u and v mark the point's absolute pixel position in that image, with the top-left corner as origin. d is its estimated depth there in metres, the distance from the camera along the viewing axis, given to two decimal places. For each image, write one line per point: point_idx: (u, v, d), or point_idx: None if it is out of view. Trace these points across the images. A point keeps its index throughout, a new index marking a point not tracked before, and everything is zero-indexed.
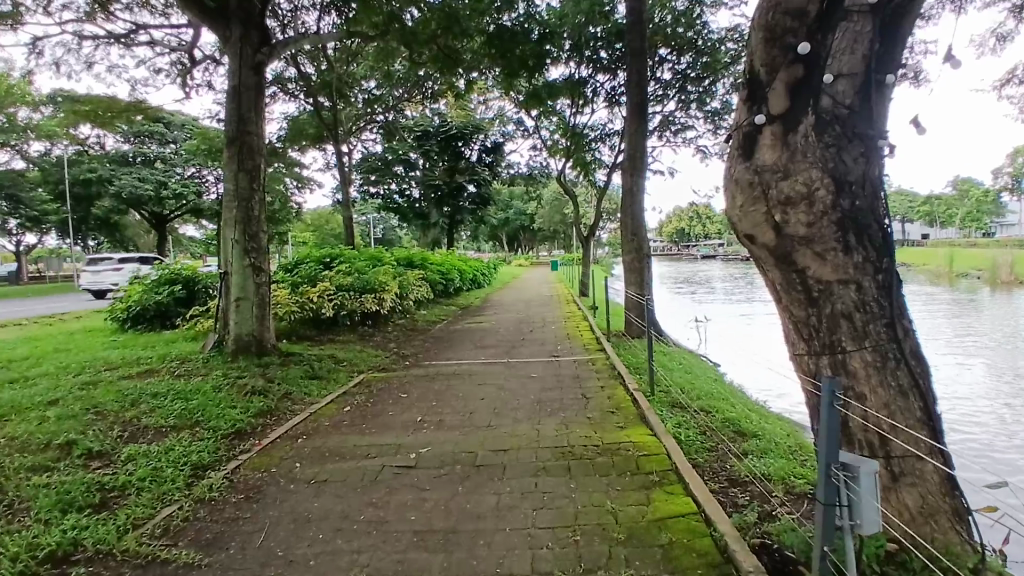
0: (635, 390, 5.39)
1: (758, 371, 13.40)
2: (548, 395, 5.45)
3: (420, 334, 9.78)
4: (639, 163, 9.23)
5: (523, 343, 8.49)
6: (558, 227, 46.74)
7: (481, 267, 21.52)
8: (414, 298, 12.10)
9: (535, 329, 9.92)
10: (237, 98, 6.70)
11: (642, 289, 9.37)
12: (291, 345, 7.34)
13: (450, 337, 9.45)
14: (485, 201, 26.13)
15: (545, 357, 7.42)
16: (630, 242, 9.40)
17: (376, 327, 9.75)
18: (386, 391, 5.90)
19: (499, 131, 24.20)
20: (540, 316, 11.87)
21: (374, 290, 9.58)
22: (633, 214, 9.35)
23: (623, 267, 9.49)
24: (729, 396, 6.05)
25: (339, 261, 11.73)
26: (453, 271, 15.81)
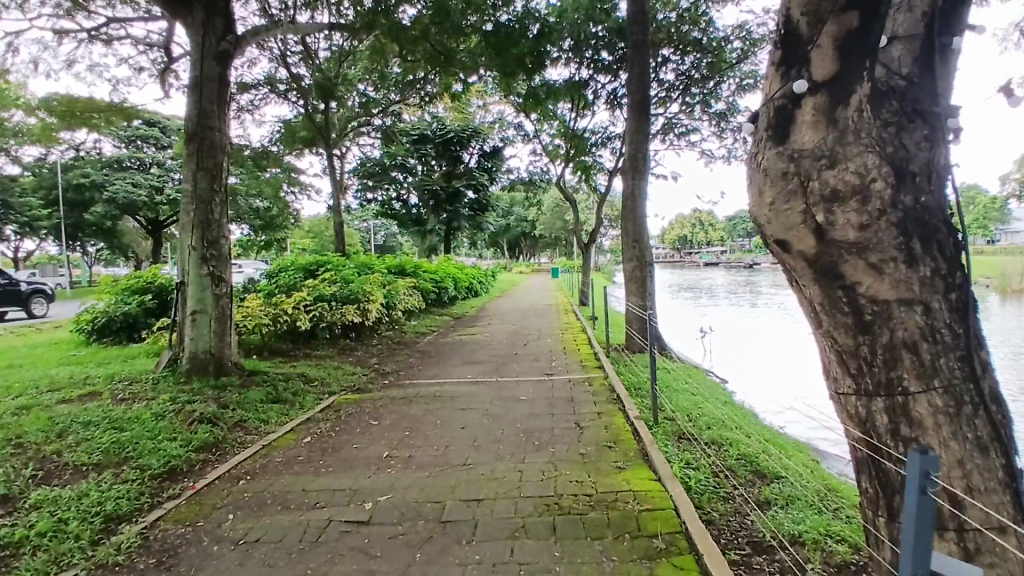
0: (637, 417, 4.71)
1: (767, 391, 12.67)
2: (536, 422, 4.77)
3: (406, 348, 9.11)
4: (642, 164, 8.60)
5: (515, 359, 7.80)
6: (559, 233, 46.12)
7: (479, 275, 20.88)
8: (404, 308, 11.44)
9: (530, 342, 9.24)
10: (199, 90, 6.08)
11: (644, 300, 8.70)
12: (257, 362, 6.67)
13: (438, 352, 8.77)
14: (483, 207, 25.51)
15: (537, 375, 6.74)
16: (631, 249, 8.74)
17: (359, 341, 9.09)
18: (355, 417, 5.23)
19: (498, 135, 23.65)
20: (537, 328, 11.16)
21: (358, 301, 8.93)
22: (635, 219, 8.69)
23: (623, 276, 8.83)
24: (742, 423, 5.37)
25: (323, 270, 11.07)
26: (448, 279, 15.15)
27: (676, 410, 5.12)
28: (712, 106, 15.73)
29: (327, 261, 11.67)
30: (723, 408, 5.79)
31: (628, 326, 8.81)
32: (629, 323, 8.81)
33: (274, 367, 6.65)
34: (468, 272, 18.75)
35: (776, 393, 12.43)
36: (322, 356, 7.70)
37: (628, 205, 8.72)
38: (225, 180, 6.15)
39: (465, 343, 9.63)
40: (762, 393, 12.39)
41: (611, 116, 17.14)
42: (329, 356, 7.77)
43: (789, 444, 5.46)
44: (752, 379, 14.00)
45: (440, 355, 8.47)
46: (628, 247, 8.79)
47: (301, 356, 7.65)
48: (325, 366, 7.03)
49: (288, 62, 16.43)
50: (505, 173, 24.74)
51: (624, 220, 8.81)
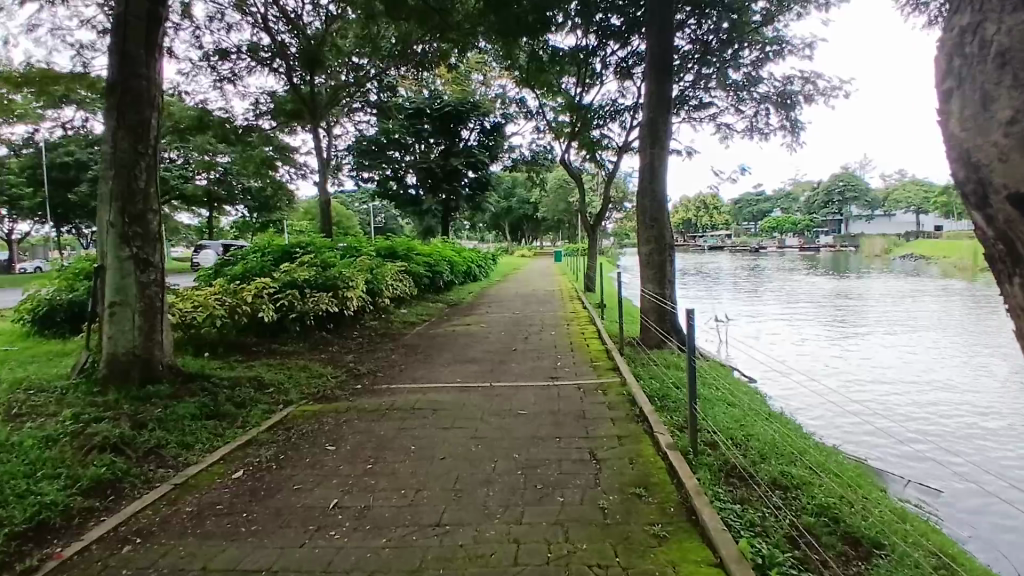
0: (671, 446, 3.59)
1: (788, 394, 11.61)
2: (538, 450, 3.66)
3: (392, 341, 8.01)
4: (662, 131, 7.36)
5: (514, 356, 6.69)
6: (562, 215, 44.84)
7: (478, 259, 19.76)
8: (392, 295, 10.34)
9: (534, 336, 8.12)
10: (121, 27, 4.89)
11: (663, 288, 7.56)
12: (202, 364, 5.57)
13: (427, 346, 7.66)
14: (483, 187, 24.26)
15: (541, 379, 5.63)
16: (647, 231, 7.54)
17: (338, 333, 7.99)
18: (309, 437, 4.14)
19: (500, 112, 22.37)
20: (539, 317, 10.04)
21: (337, 287, 7.81)
22: (652, 195, 7.46)
23: (638, 261, 7.67)
24: (796, 445, 4.29)
25: (304, 253, 9.93)
26: (444, 264, 14.02)
27: (719, 430, 4.03)
28: (731, 76, 14.43)
29: (309, 242, 10.54)
30: (770, 423, 4.71)
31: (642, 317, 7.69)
32: (643, 314, 7.71)
33: (221, 371, 5.54)
34: (466, 255, 17.62)
35: (798, 397, 11.38)
36: (289, 353, 6.61)
37: (645, 178, 7.48)
38: (155, 141, 5.03)
39: (458, 334, 8.55)
40: (783, 396, 11.33)
41: (620, 88, 15.86)
42: (297, 353, 6.67)
43: (854, 473, 4.39)
44: (773, 376, 12.92)
45: (429, 349, 7.37)
46: (644, 227, 7.59)
47: (265, 354, 6.56)
48: (288, 366, 5.93)
49: (271, 28, 15.16)
50: (507, 152, 23.46)
51: (640, 196, 7.59)
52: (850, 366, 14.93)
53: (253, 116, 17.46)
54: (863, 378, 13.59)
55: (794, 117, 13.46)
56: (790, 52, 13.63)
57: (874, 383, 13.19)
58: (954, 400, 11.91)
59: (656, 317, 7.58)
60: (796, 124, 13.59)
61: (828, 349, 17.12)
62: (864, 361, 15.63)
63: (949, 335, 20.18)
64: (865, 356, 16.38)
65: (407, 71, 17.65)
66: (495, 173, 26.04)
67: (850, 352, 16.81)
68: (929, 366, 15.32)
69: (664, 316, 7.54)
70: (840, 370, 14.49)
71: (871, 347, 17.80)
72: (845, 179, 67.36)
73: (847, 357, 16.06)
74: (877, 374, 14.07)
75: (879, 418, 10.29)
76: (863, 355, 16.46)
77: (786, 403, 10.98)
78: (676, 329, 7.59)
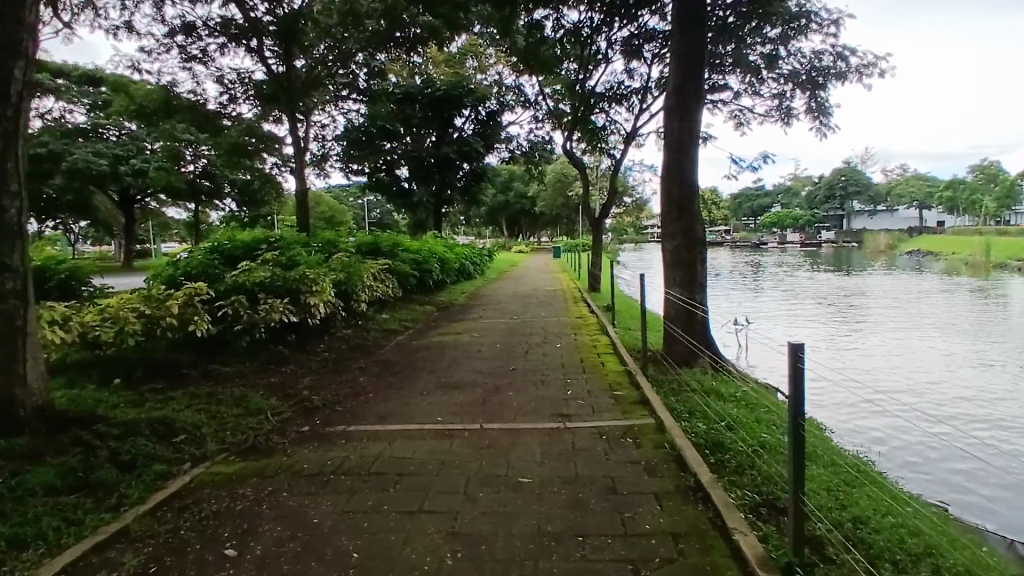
0: (764, 565, 2.27)
1: (820, 403, 10.29)
2: (551, 565, 2.32)
3: (366, 354, 6.67)
4: (692, 100, 5.99)
5: (512, 377, 5.35)
6: (561, 210, 43.45)
7: (473, 255, 18.39)
8: (371, 298, 9.00)
9: (536, 347, 6.77)
10: None
11: (692, 293, 6.20)
12: (99, 403, 4.28)
13: (406, 361, 6.30)
14: (478, 177, 22.81)
15: (549, 414, 4.26)
16: (674, 223, 6.17)
17: (300, 346, 6.67)
18: (208, 526, 2.81)
19: (496, 99, 20.92)
20: (541, 323, 8.69)
21: (298, 293, 6.50)
22: (681, 179, 6.09)
23: (662, 259, 6.30)
24: (920, 536, 2.99)
25: (269, 251, 8.58)
26: (434, 261, 12.63)
27: (820, 520, 2.71)
28: (751, 56, 13.04)
29: (276, 238, 9.17)
30: (873, 494, 3.38)
31: (665, 327, 6.35)
32: (667, 323, 6.37)
33: (124, 412, 4.21)
34: (459, 251, 16.23)
35: (832, 408, 10.06)
36: (229, 379, 5.28)
37: (671, 158, 6.12)
38: (23, 103, 3.67)
39: (446, 344, 7.21)
40: (814, 405, 10.02)
41: (628, 69, 14.49)
42: (240, 378, 5.34)
43: (1003, 570, 3.07)
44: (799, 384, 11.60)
45: (409, 366, 6.02)
46: (668, 219, 6.22)
47: (198, 380, 5.23)
48: (220, 400, 4.61)
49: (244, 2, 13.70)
50: (503, 142, 22.01)
51: (664, 181, 6.24)
52: (879, 369, 13.63)
53: (228, 102, 15.94)
54: (896, 382, 12.28)
55: (822, 99, 12.13)
56: (818, 27, 12.24)
57: (910, 388, 11.89)
58: (1006, 407, 10.61)
59: (682, 329, 6.24)
60: (824, 107, 12.29)
61: (850, 349, 15.84)
62: (892, 362, 14.36)
63: (976, 334, 18.90)
64: (891, 356, 15.10)
65: (397, 56, 16.23)
66: (491, 164, 24.58)
67: (875, 352, 15.53)
68: (965, 367, 14.04)
69: (692, 327, 6.20)
70: (869, 373, 13.18)
71: (895, 346, 16.53)
72: (847, 174, 65.93)
73: (874, 358, 14.76)
74: (911, 378, 12.78)
75: (929, 431, 8.98)
76: (889, 355, 15.20)
77: (820, 413, 9.69)
78: (707, 341, 6.25)
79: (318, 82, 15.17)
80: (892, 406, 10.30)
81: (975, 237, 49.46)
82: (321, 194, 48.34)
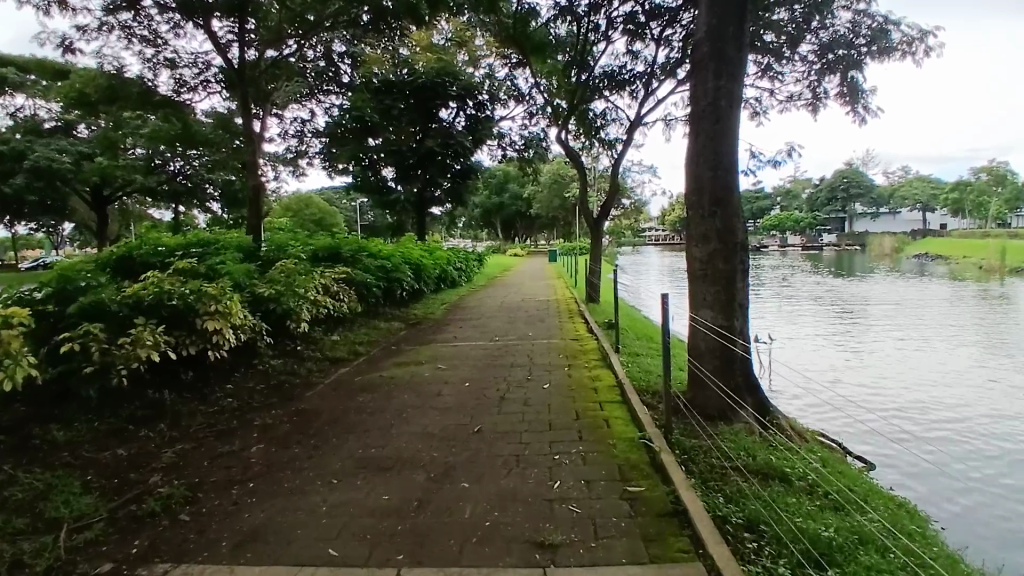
0: None
1: (860, 433, 8.59)
2: None
3: (287, 397, 4.98)
4: (733, 47, 4.28)
5: (475, 447, 3.62)
6: (558, 212, 41.71)
7: (458, 258, 16.65)
8: (319, 316, 7.25)
9: (514, 386, 5.03)
10: None
11: (729, 318, 4.47)
12: None
13: (335, 410, 4.59)
14: (467, 176, 21.06)
15: (524, 535, 2.55)
16: (704, 221, 4.42)
17: (199, 391, 5.00)
18: None
19: (486, 92, 19.11)
20: (527, 345, 6.95)
21: (196, 319, 4.89)
22: (714, 160, 4.36)
23: (690, 272, 4.56)
24: None
25: (188, 259, 6.87)
26: (407, 268, 10.85)
27: None
28: (769, 35, 11.32)
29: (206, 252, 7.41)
30: None
31: (689, 363, 4.64)
32: (690, 358, 4.66)
33: None
34: (442, 255, 14.47)
35: (875, 440, 8.37)
36: (55, 464, 3.61)
37: (701, 129, 4.39)
38: None
39: (398, 379, 5.47)
40: (857, 438, 8.33)
41: (631, 50, 12.75)
42: (71, 463, 3.65)
43: None
44: (832, 407, 9.92)
45: (334, 420, 4.30)
46: (695, 215, 4.48)
47: (8, 463, 3.57)
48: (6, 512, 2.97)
49: None
50: (495, 139, 20.26)
51: (689, 162, 4.51)
52: (919, 382, 11.89)
53: (183, 90, 13.99)
54: (943, 399, 10.61)
55: (857, 81, 10.45)
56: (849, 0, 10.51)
57: (958, 406, 10.19)
58: None
59: (715, 368, 4.52)
60: (857, 91, 10.63)
61: (880, 359, 14.16)
62: (923, 374, 12.68)
63: (1012, 342, 17.24)
64: (927, 367, 13.42)
65: (372, 46, 14.46)
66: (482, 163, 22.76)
67: (906, 363, 13.82)
68: (1009, 378, 12.37)
69: (731, 369, 4.48)
70: (905, 387, 11.48)
71: (928, 355, 14.88)
72: (849, 175, 64.34)
73: (908, 370, 13.03)
74: (954, 393, 11.07)
75: (1006, 469, 7.27)
76: (925, 366, 13.54)
77: (863, 447, 7.99)
78: (749, 386, 4.53)
79: (291, 75, 13.58)
80: (944, 433, 8.61)
81: (985, 241, 47.90)
82: (309, 197, 46.56)
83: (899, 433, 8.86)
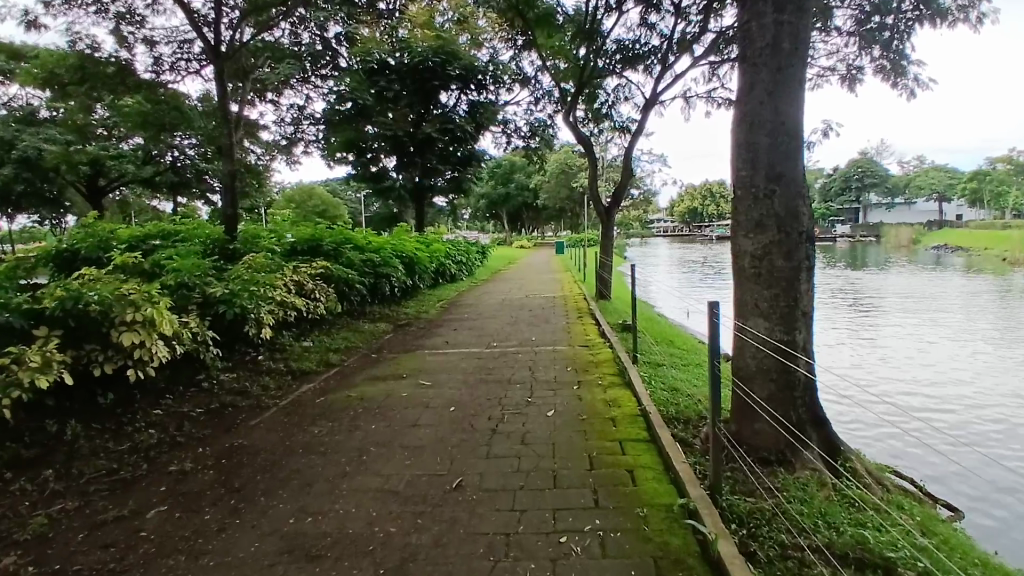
0: None
1: (907, 440, 7.56)
2: None
3: (224, 427, 4.02)
4: None
5: (450, 515, 2.60)
6: (565, 203, 40.44)
7: (457, 249, 15.60)
8: (286, 319, 6.23)
9: (511, 412, 3.98)
10: None
11: (789, 331, 3.42)
12: None
13: (279, 447, 3.60)
14: (470, 165, 19.84)
15: None
16: (757, 205, 3.36)
17: (121, 423, 4.06)
18: None
19: (489, 75, 17.95)
20: (528, 354, 5.87)
21: (114, 333, 3.94)
22: (773, 123, 3.29)
23: (740, 271, 3.49)
24: None
25: (134, 254, 5.89)
26: (399, 263, 9.81)
27: None
28: None
29: (159, 248, 6.43)
30: None
31: (733, 386, 3.62)
32: (735, 380, 3.63)
33: None
34: (440, 247, 13.42)
35: (928, 450, 7.31)
36: None
37: (756, 82, 3.32)
38: None
39: (368, 399, 4.44)
40: (904, 446, 7.31)
41: (644, 22, 11.56)
42: None
43: None
44: (872, 408, 8.87)
45: (272, 465, 3.30)
46: (745, 197, 3.43)
47: None
48: None
49: None
50: (499, 125, 19.09)
51: (737, 128, 3.45)
52: (961, 379, 10.80)
53: (164, 70, 12.76)
54: (994, 399, 9.50)
55: (900, 51, 9.32)
56: None
57: (1011, 407, 9.11)
58: None
59: (770, 394, 3.50)
60: (902, 62, 9.49)
61: (914, 355, 13.02)
62: (960, 370, 11.58)
63: None
64: (966, 362, 12.29)
65: (365, 27, 13.37)
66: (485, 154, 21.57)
67: (944, 358, 12.67)
68: None
69: (792, 396, 3.48)
70: (947, 385, 10.39)
71: (965, 351, 13.73)
72: (865, 166, 62.64)
73: (948, 366, 11.89)
74: (1003, 392, 9.96)
75: None
76: (965, 362, 12.38)
77: (913, 457, 6.95)
78: (808, 418, 3.51)
79: (282, 56, 12.53)
80: (1005, 439, 7.54)
81: (1008, 232, 46.33)
82: (311, 188, 45.56)
83: (950, 440, 7.84)
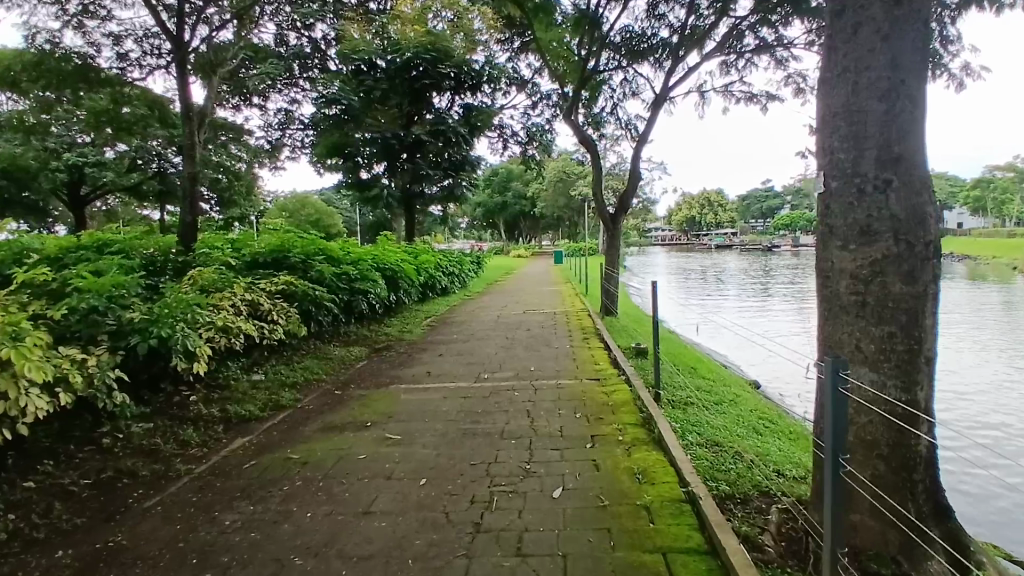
0: None
1: (964, 473, 6.52)
2: None
3: (106, 515, 2.97)
4: None
5: None
6: (564, 211, 39.42)
7: (448, 260, 14.51)
8: (234, 347, 5.11)
9: (502, 488, 2.89)
10: None
11: (904, 389, 2.36)
12: None
13: (163, 555, 2.51)
14: (464, 170, 18.60)
15: None
16: (864, 202, 2.31)
17: None
18: None
19: (485, 78, 16.93)
20: (525, 391, 4.77)
21: None
22: (889, 81, 2.26)
23: (835, 297, 2.44)
24: None
25: (41, 270, 4.79)
26: (381, 277, 8.72)
27: None
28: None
29: (81, 263, 5.31)
30: None
31: (820, 461, 2.57)
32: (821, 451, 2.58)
33: None
34: (430, 258, 12.34)
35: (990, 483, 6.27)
36: None
37: (863, 21, 2.29)
38: None
39: (312, 464, 3.33)
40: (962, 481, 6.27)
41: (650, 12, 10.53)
42: None
43: None
44: None
45: None
46: (844, 190, 2.37)
47: None
48: None
49: None
50: (495, 129, 18.04)
51: (831, 91, 2.41)
52: (1004, 391, 9.77)
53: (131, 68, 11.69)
54: None
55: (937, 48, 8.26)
56: None
57: None
58: None
59: (875, 474, 2.46)
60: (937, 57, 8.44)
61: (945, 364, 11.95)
62: (997, 381, 10.56)
63: None
64: (1004, 373, 11.22)
65: (351, 26, 12.35)
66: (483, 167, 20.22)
67: (978, 369, 11.61)
68: None
69: (908, 478, 2.43)
70: (991, 398, 9.36)
71: (997, 360, 12.69)
72: None
73: (986, 377, 10.83)
74: None
75: None
76: (1002, 372, 11.32)
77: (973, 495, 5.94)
78: (923, 512, 2.47)
79: (262, 54, 11.52)
80: None
81: (1014, 241, 45.46)
82: (304, 197, 44.37)
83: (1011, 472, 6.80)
